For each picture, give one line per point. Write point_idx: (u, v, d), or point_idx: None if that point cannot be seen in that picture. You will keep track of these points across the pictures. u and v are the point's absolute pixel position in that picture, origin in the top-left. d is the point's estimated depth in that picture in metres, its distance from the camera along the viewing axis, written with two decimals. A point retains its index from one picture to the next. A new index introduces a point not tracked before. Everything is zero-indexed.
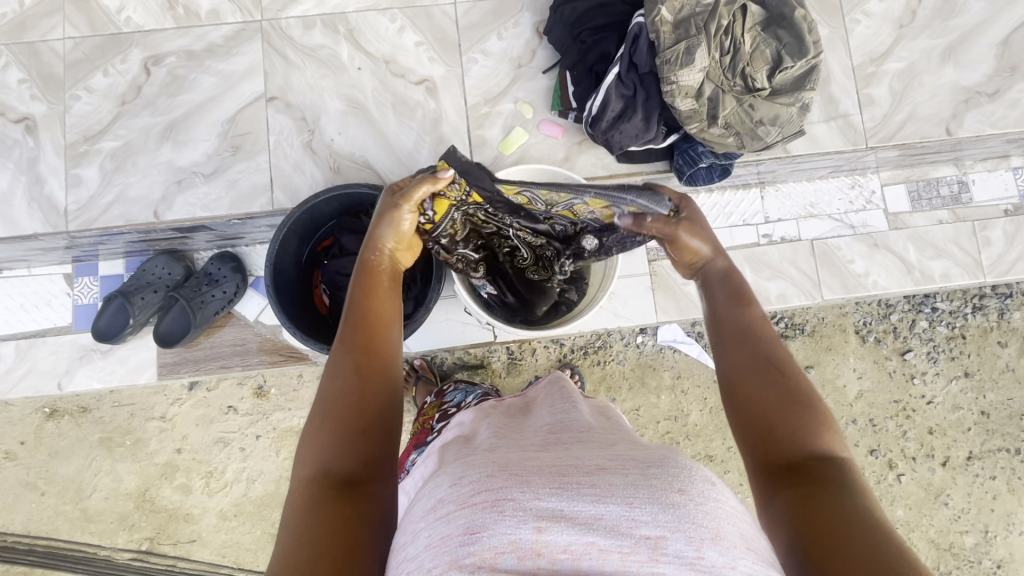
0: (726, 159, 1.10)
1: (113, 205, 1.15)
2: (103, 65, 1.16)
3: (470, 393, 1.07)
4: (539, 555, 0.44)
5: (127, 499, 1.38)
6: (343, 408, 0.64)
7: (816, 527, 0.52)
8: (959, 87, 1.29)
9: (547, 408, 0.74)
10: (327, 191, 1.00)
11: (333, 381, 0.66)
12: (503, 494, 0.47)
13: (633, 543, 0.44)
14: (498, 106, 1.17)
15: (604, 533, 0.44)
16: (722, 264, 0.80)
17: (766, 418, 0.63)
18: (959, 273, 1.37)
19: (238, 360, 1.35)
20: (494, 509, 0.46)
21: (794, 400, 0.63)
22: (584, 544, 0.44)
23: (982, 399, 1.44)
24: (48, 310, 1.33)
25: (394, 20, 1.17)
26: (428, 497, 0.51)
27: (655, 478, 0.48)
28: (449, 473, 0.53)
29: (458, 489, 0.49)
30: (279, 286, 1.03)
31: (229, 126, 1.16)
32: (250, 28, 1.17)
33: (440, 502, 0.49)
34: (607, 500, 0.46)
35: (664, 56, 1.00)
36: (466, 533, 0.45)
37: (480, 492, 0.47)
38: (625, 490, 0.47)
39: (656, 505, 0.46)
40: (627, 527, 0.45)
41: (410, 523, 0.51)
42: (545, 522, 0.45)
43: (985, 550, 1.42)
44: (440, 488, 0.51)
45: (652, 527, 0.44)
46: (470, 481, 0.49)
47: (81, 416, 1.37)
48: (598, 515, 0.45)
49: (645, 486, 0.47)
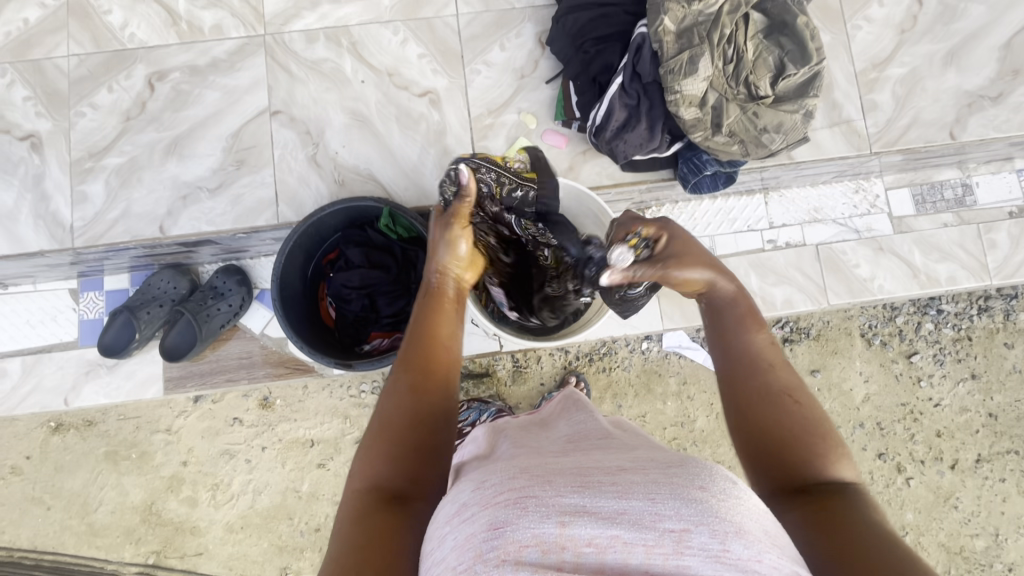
0: (731, 167, 1.10)
1: (118, 222, 1.15)
2: (107, 82, 1.17)
3: (484, 411, 1.24)
4: (562, 549, 0.43)
5: (133, 513, 1.37)
6: (397, 427, 0.66)
7: (842, 539, 0.51)
8: (962, 91, 1.29)
9: (566, 420, 0.75)
10: (332, 204, 1.00)
11: (392, 401, 0.68)
12: (527, 492, 0.47)
13: (657, 536, 0.43)
14: (502, 117, 1.17)
15: (628, 526, 0.44)
16: (726, 288, 0.79)
17: (789, 449, 0.63)
18: (965, 276, 1.36)
19: (243, 373, 1.34)
20: (518, 505, 0.46)
21: (809, 430, 0.64)
22: (608, 537, 0.43)
23: (989, 401, 1.43)
24: (54, 325, 1.33)
25: (396, 33, 1.18)
26: (452, 503, 0.51)
27: (677, 476, 0.48)
28: (472, 480, 0.53)
29: (481, 492, 0.49)
30: (286, 301, 1.03)
31: (234, 140, 1.16)
32: (253, 43, 1.17)
33: (463, 506, 0.49)
34: (629, 496, 0.46)
35: (668, 66, 1.01)
36: (489, 529, 0.45)
37: (503, 492, 0.47)
38: (646, 487, 0.47)
39: (678, 501, 0.45)
40: (650, 520, 0.44)
41: (434, 529, 0.51)
42: (568, 517, 0.44)
43: (996, 553, 1.41)
44: (463, 493, 0.51)
45: (675, 520, 0.44)
46: (492, 484, 0.49)
47: (87, 430, 1.37)
48: (621, 509, 0.45)
49: (665, 483, 0.47)
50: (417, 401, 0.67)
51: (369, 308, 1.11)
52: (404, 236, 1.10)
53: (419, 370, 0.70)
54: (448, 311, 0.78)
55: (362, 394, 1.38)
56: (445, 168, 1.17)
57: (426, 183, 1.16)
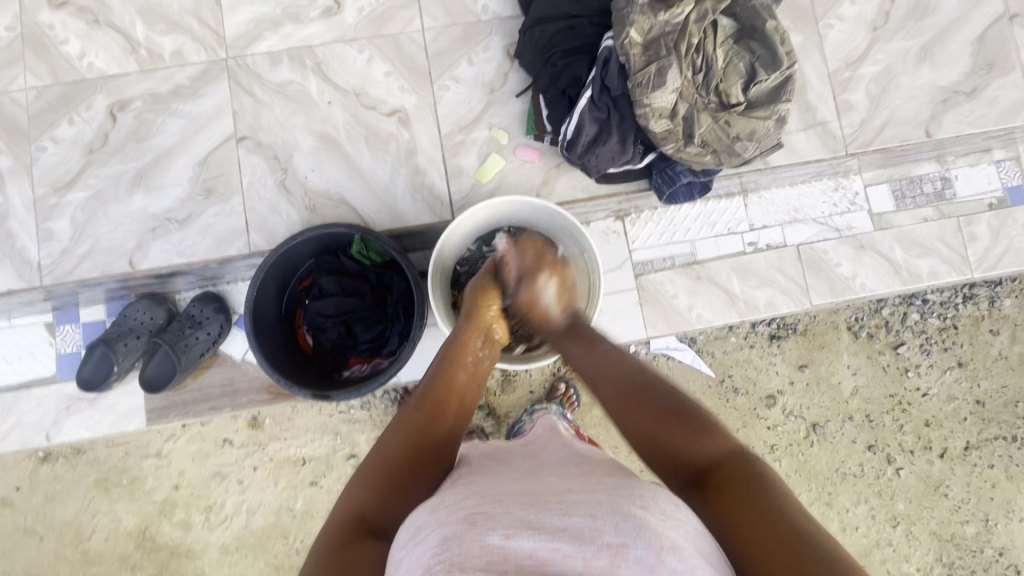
0: (705, 175, 1.09)
1: (87, 257, 1.13)
2: (67, 114, 1.15)
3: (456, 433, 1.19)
4: (505, 559, 0.45)
5: (128, 539, 1.37)
6: (394, 461, 0.66)
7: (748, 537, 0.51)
8: (937, 87, 1.31)
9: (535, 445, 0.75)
10: (303, 232, 0.98)
11: (397, 437, 0.69)
12: (478, 509, 0.50)
13: (595, 549, 0.45)
14: (472, 133, 1.15)
15: (568, 539, 0.46)
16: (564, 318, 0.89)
17: (655, 443, 0.65)
18: (947, 269, 1.36)
19: (227, 401, 1.33)
20: (467, 521, 0.48)
21: (655, 407, 0.68)
22: (548, 550, 0.46)
23: (977, 388, 1.43)
24: (32, 360, 1.31)
25: (362, 51, 1.16)
26: (408, 528, 0.53)
27: (621, 496, 0.51)
28: (429, 504, 0.56)
29: (436, 514, 0.52)
30: (261, 331, 1.02)
31: (201, 168, 1.14)
32: (215, 67, 1.15)
33: (418, 528, 0.51)
34: (571, 513, 0.49)
35: (635, 79, 0.98)
36: (439, 544, 0.47)
37: (455, 512, 0.50)
38: (589, 506, 0.50)
39: (617, 517, 0.48)
40: (590, 534, 0.46)
41: (392, 555, 0.52)
42: (513, 531, 0.47)
43: (986, 539, 1.42)
44: (419, 516, 0.53)
45: (614, 535, 0.46)
46: (447, 506, 0.52)
47: (76, 458, 1.36)
48: (563, 526, 0.48)
49: (608, 502, 0.50)
50: (426, 438, 0.69)
51: (346, 335, 1.10)
52: (378, 262, 1.09)
53: (431, 408, 0.73)
54: (462, 364, 0.80)
55: (351, 410, 1.37)
56: (418, 187, 1.15)
57: (399, 204, 1.15)
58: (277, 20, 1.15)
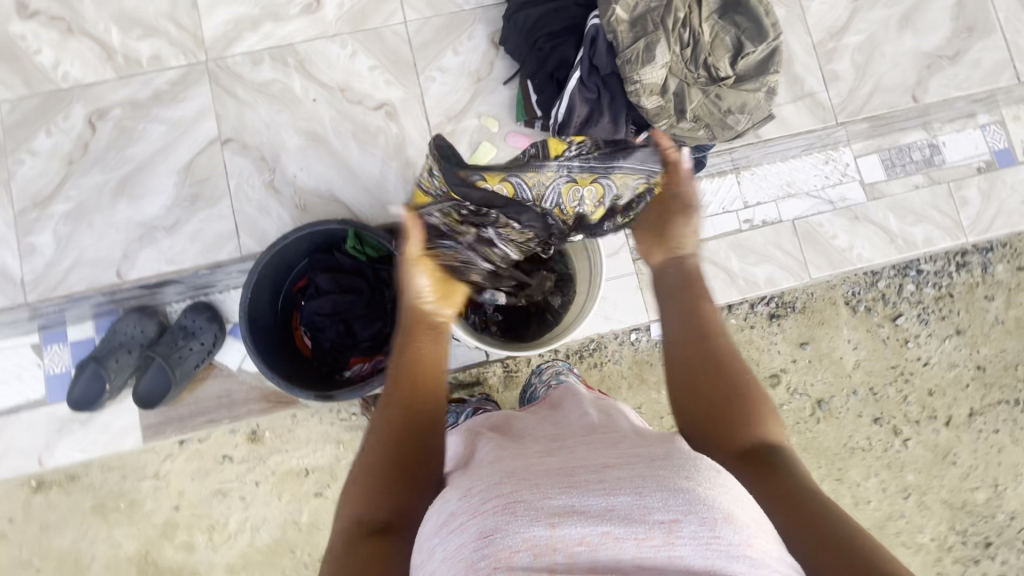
0: (698, 151, 1.11)
1: (72, 271, 1.10)
2: (45, 126, 1.12)
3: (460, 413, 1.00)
4: (555, 550, 0.42)
5: (129, 565, 1.32)
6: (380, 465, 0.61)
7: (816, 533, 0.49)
8: (920, 52, 1.33)
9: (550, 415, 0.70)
10: (295, 230, 0.96)
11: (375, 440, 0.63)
12: (516, 497, 0.45)
13: (647, 529, 0.43)
14: (462, 123, 1.14)
15: (618, 521, 0.43)
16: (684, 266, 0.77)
17: (711, 405, 0.62)
18: (941, 235, 1.37)
19: (225, 413, 1.30)
20: (507, 511, 0.44)
21: (729, 376, 0.64)
22: (599, 535, 0.43)
23: (976, 354, 1.43)
24: (19, 383, 1.26)
25: (344, 46, 1.14)
26: (437, 513, 0.49)
27: (663, 468, 0.48)
28: (456, 487, 0.51)
29: (468, 500, 0.47)
30: (259, 335, 0.99)
31: (186, 173, 1.11)
32: (195, 70, 1.13)
33: (450, 515, 0.47)
34: (616, 492, 0.46)
35: (624, 56, 0.97)
36: (479, 537, 0.43)
37: (491, 499, 0.46)
38: (634, 480, 0.46)
39: (665, 492, 0.45)
40: (639, 514, 0.44)
41: (423, 542, 0.48)
42: (558, 519, 0.44)
43: (997, 504, 1.42)
44: (449, 501, 0.49)
45: (664, 512, 0.44)
46: (479, 491, 0.47)
47: (69, 485, 1.30)
48: (609, 506, 0.45)
49: (652, 476, 0.47)
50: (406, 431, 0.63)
51: (345, 333, 1.07)
52: (374, 256, 1.07)
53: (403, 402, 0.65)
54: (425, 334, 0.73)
55: (353, 416, 1.34)
56: (410, 181, 1.13)
57: (391, 198, 1.13)
58: (256, 19, 1.14)
